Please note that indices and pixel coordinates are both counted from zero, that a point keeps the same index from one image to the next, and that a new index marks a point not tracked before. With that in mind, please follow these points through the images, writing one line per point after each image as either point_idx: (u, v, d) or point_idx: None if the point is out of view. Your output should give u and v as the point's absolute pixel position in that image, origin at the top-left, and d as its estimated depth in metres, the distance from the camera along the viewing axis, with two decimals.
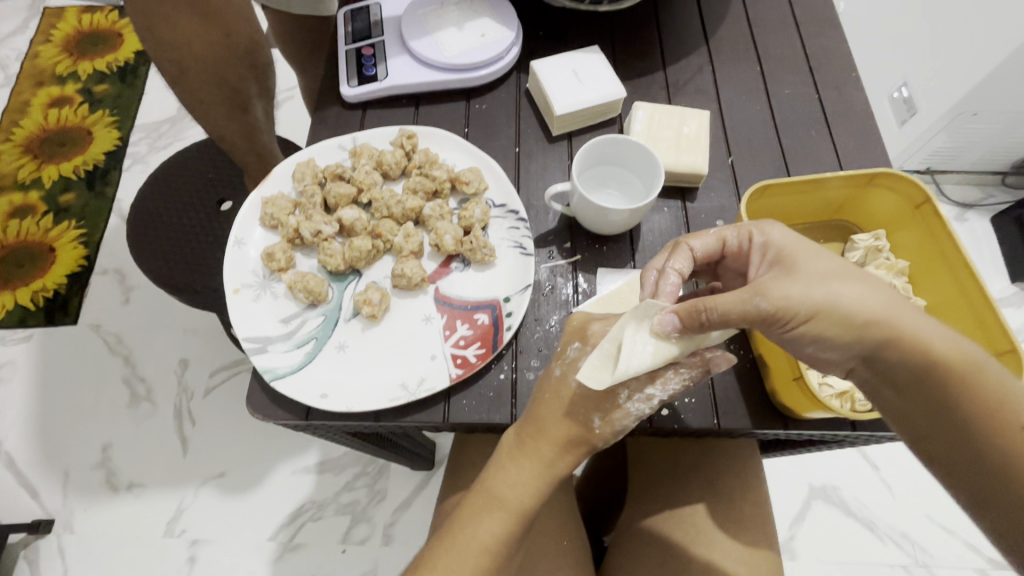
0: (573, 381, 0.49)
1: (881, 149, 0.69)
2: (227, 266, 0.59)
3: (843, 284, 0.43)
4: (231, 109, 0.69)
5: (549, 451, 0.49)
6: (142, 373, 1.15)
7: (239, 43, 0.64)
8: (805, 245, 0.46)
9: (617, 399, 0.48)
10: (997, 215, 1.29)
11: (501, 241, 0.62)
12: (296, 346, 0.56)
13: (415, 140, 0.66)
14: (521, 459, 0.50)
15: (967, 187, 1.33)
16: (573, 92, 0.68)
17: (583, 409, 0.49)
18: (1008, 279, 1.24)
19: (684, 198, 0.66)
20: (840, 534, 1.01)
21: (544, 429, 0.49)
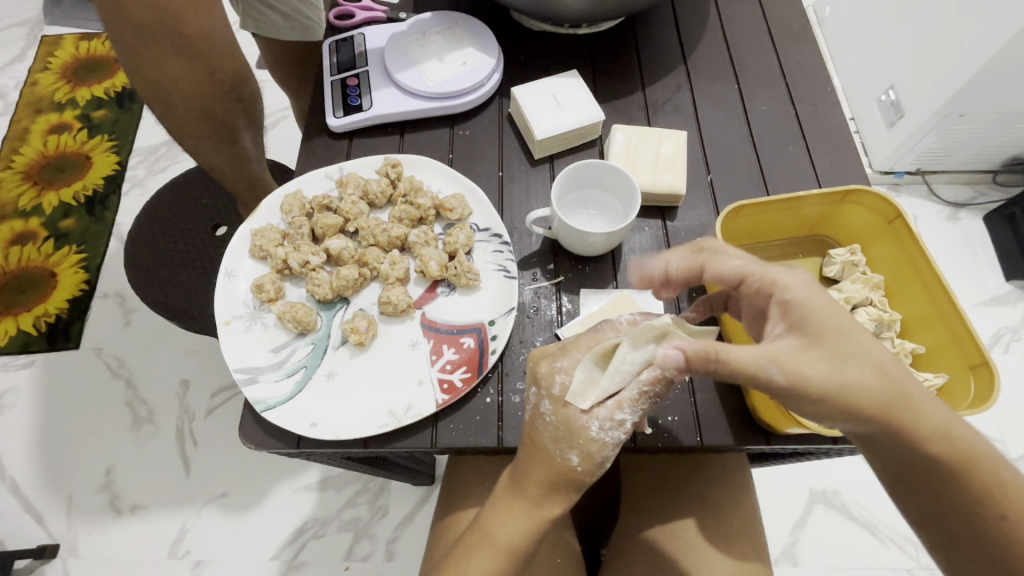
0: (541, 422, 0.49)
1: (857, 162, 0.71)
2: (218, 298, 0.61)
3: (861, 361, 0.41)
4: (221, 140, 0.71)
5: (540, 497, 0.49)
6: (143, 395, 1.16)
7: (224, 79, 0.66)
8: (830, 306, 0.43)
9: (589, 433, 0.47)
10: (989, 214, 1.29)
11: (486, 265, 0.64)
12: (286, 375, 0.57)
13: (400, 168, 0.68)
14: (515, 506, 0.50)
15: (958, 186, 1.34)
16: (552, 117, 0.70)
17: (556, 450, 0.48)
18: (1002, 278, 1.24)
19: (664, 216, 0.68)
20: (842, 539, 1.01)
21: (528, 471, 0.49)
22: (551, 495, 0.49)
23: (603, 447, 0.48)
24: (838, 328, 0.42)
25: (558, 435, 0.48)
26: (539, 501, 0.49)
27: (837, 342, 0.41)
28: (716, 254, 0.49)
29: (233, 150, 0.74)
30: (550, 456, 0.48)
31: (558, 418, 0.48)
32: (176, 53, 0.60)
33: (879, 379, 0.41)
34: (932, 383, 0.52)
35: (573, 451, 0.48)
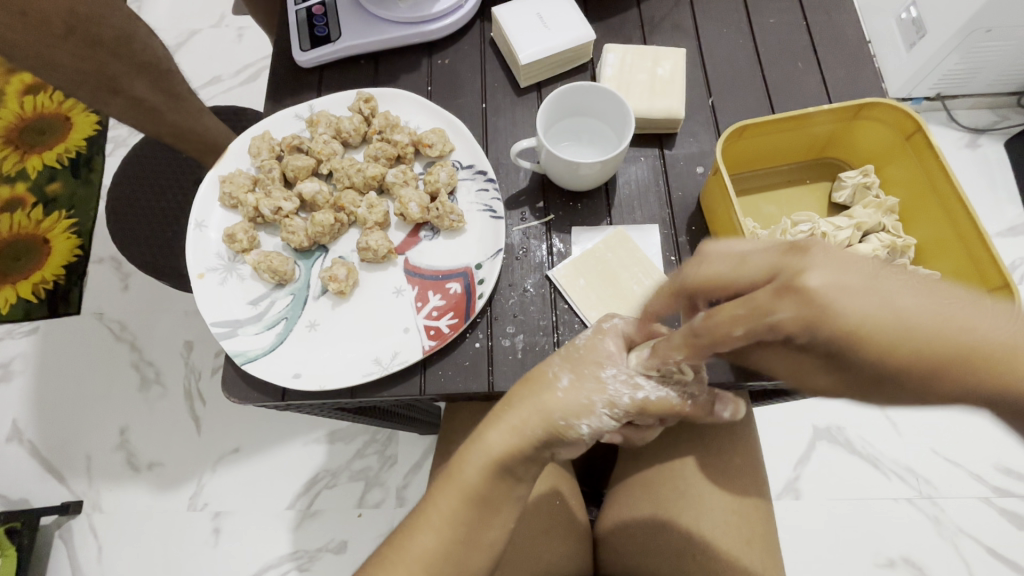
0: (559, 390, 0.44)
1: (872, 77, 0.64)
2: (190, 250, 0.58)
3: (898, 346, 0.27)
4: (100, 90, 0.64)
5: (506, 440, 0.44)
6: (149, 357, 1.16)
7: (48, 19, 0.56)
8: (852, 296, 0.27)
9: (600, 372, 0.44)
10: (1010, 140, 1.22)
11: (470, 205, 0.60)
12: (266, 327, 0.55)
13: (373, 103, 0.63)
14: (482, 447, 0.45)
15: (980, 111, 1.25)
16: (538, 38, 0.63)
17: (560, 370, 0.45)
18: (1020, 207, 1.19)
19: (662, 145, 0.63)
20: (845, 472, 1.02)
21: (509, 407, 0.45)
22: (528, 442, 0.44)
23: (602, 397, 0.43)
24: (856, 294, 0.27)
25: (569, 359, 0.45)
26: (512, 449, 0.44)
27: (871, 346, 0.27)
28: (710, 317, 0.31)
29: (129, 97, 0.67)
30: (545, 379, 0.45)
31: (583, 344, 0.46)
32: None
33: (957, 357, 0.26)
34: None
35: (569, 374, 0.44)
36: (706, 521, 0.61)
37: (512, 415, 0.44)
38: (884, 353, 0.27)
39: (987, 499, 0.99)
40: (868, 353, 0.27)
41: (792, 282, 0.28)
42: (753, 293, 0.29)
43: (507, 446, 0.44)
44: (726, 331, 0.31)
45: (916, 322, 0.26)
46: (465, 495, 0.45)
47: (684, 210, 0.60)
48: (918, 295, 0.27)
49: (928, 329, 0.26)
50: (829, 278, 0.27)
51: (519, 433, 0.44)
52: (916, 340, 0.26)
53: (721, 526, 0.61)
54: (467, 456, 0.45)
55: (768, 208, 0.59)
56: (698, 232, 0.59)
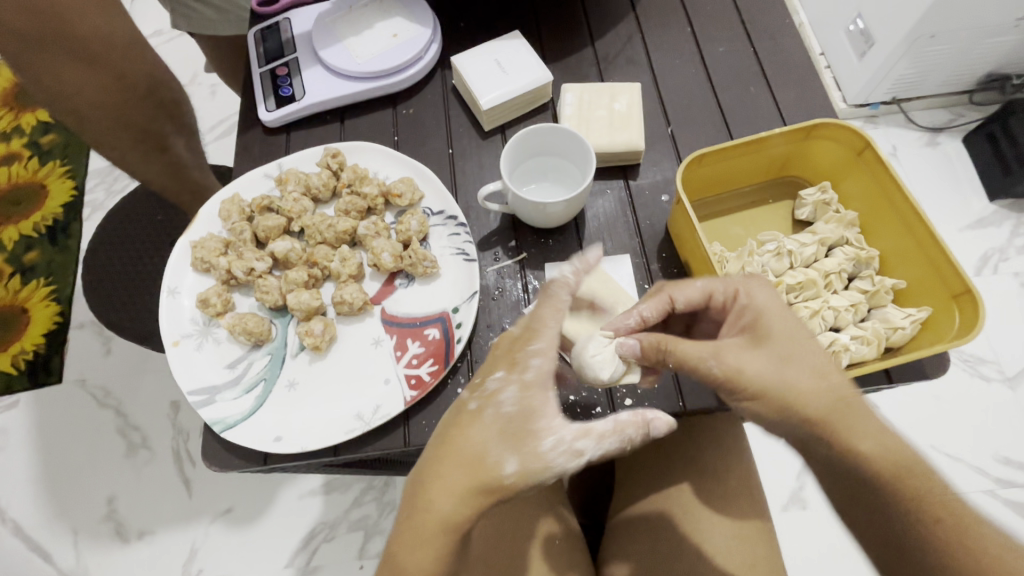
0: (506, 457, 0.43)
1: (821, 97, 0.67)
2: (163, 319, 0.57)
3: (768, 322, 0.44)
4: (148, 149, 0.69)
5: (455, 512, 0.42)
6: (135, 421, 1.13)
7: (136, 82, 0.63)
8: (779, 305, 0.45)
9: (537, 443, 0.44)
10: (969, 135, 1.26)
11: (443, 250, 0.60)
12: (245, 391, 0.54)
13: (341, 158, 0.64)
14: (433, 512, 0.42)
15: (937, 110, 1.29)
16: (497, 84, 0.65)
17: (500, 455, 0.43)
18: (986, 199, 1.23)
19: (627, 175, 0.64)
20: None
21: (445, 495, 0.42)
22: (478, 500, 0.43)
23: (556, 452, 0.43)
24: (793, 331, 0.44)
25: (501, 431, 0.44)
26: (464, 514, 0.43)
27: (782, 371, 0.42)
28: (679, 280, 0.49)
29: (165, 158, 0.72)
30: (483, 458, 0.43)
31: (512, 412, 0.44)
32: (65, 58, 0.57)
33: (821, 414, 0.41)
34: (916, 318, 0.50)
35: (513, 457, 0.43)
36: (707, 549, 0.60)
37: (455, 471, 0.43)
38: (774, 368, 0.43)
39: (992, 492, 0.98)
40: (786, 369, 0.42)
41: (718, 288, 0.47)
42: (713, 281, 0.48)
43: (456, 510, 0.42)
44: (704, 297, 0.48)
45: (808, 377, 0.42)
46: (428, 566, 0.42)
47: (653, 238, 0.61)
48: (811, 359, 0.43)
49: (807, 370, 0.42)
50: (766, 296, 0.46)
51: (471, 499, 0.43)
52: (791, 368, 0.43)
53: (722, 552, 0.60)
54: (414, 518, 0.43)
55: (735, 229, 0.60)
56: (669, 258, 0.60)
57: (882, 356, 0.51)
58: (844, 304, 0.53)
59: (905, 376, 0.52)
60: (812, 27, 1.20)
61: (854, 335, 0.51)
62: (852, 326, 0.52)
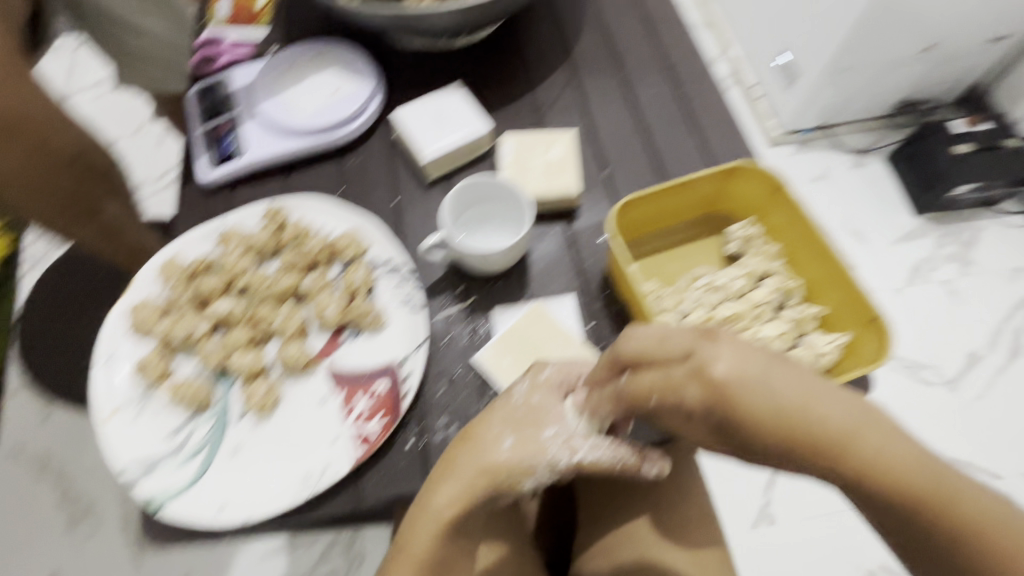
0: (505, 449, 0.47)
1: (744, 137, 0.72)
2: (95, 391, 0.55)
3: (750, 398, 0.36)
4: (78, 214, 0.69)
5: (450, 507, 0.46)
6: (80, 487, 1.06)
7: (59, 148, 0.64)
8: (752, 377, 0.37)
9: (541, 434, 0.48)
10: (894, 155, 1.27)
11: (390, 300, 0.60)
12: (187, 460, 0.52)
13: (283, 214, 0.64)
14: (429, 511, 0.46)
15: (862, 133, 1.32)
16: (438, 137, 0.68)
17: (505, 433, 0.48)
18: (916, 213, 1.25)
19: (568, 218, 0.67)
20: (812, 489, 1.04)
21: (454, 466, 0.47)
22: (472, 501, 0.46)
23: (545, 457, 0.47)
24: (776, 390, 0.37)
25: (512, 416, 0.49)
26: (456, 507, 0.46)
27: (801, 422, 0.36)
28: (630, 350, 0.43)
29: (98, 222, 0.72)
30: (487, 440, 0.48)
31: (523, 404, 0.49)
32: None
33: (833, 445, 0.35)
34: (837, 343, 0.54)
35: (512, 435, 0.48)
36: None
37: (461, 462, 0.47)
38: (775, 433, 0.36)
39: None
40: (806, 420, 0.36)
41: (704, 369, 0.38)
42: (670, 372, 0.39)
43: (454, 508, 0.46)
44: (643, 396, 0.42)
45: (816, 415, 0.36)
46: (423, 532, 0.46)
47: (595, 278, 0.63)
48: (827, 402, 0.36)
49: (797, 421, 0.36)
50: (730, 367, 0.37)
51: (466, 497, 0.46)
52: (787, 422, 0.36)
53: None
54: (416, 521, 0.47)
55: (671, 265, 0.63)
56: (611, 296, 0.62)
57: None
58: (773, 333, 0.56)
59: None
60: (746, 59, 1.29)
61: None
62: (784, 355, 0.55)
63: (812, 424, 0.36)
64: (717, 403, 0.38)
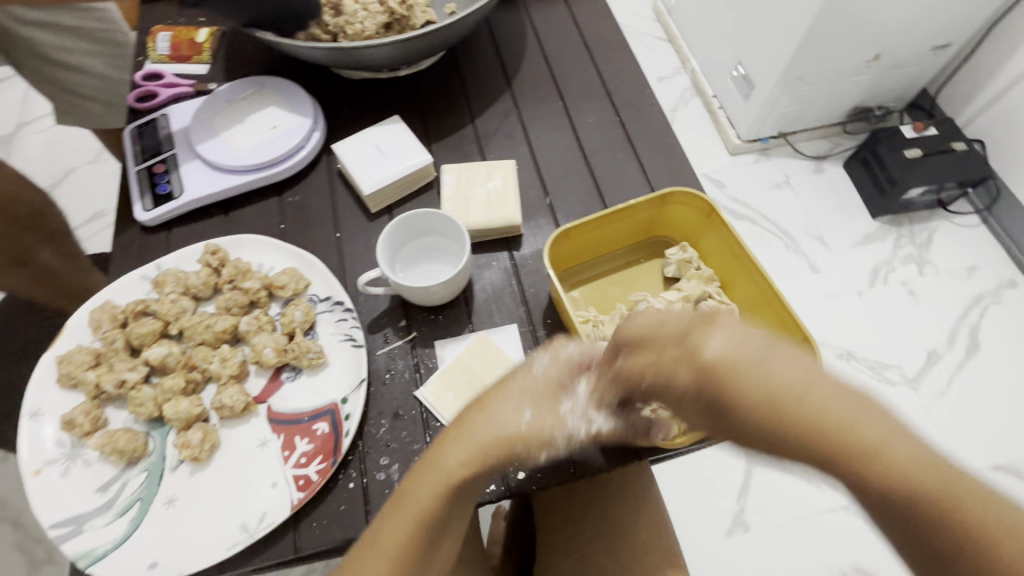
0: (523, 415, 0.41)
1: (682, 159, 0.73)
2: (23, 447, 0.53)
3: (759, 366, 0.32)
4: (13, 262, 0.79)
5: (463, 468, 0.40)
6: (37, 533, 1.01)
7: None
8: (754, 349, 0.32)
9: (561, 405, 0.42)
10: (849, 161, 1.32)
11: (331, 337, 0.60)
12: (118, 515, 0.51)
13: (221, 254, 0.63)
14: (437, 469, 0.40)
15: (819, 140, 1.36)
16: (378, 170, 0.68)
17: (520, 405, 0.41)
18: (871, 216, 1.29)
19: (510, 247, 0.67)
20: (782, 494, 1.05)
21: (467, 430, 0.41)
22: (484, 467, 0.40)
23: (563, 429, 0.41)
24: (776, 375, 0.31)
25: (531, 390, 0.42)
26: (465, 472, 0.40)
27: (806, 410, 0.31)
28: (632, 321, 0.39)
29: (30, 268, 0.81)
30: (505, 407, 0.41)
31: (543, 378, 0.42)
32: None
33: (847, 439, 0.30)
34: None
35: (531, 406, 0.41)
36: None
37: (475, 423, 0.41)
38: (775, 415, 0.31)
39: None
40: (813, 404, 0.31)
41: (695, 350, 0.34)
42: (666, 346, 0.36)
43: (462, 468, 0.40)
44: (634, 375, 0.37)
45: (830, 397, 0.31)
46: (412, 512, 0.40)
47: (538, 306, 0.64)
48: (830, 379, 0.31)
49: (803, 403, 0.31)
50: (722, 349, 0.33)
51: (477, 459, 0.40)
52: (789, 407, 0.31)
53: None
54: (421, 479, 0.40)
55: (612, 290, 0.64)
56: (554, 323, 0.62)
57: None
58: None
59: None
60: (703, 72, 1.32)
61: None
62: None
63: (830, 408, 0.30)
64: (710, 386, 0.33)
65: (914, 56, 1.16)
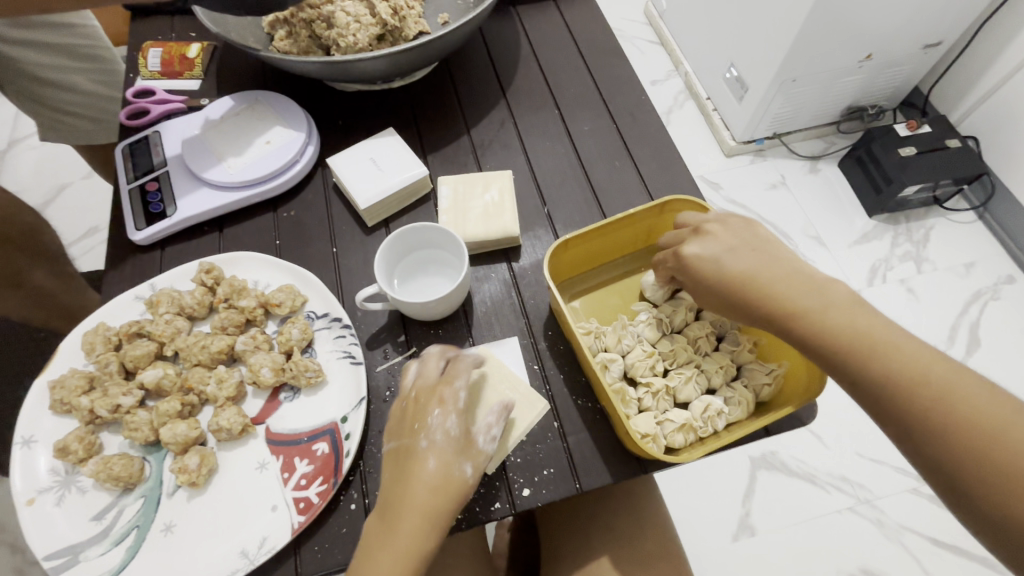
0: (461, 474, 0.48)
1: (680, 165, 0.73)
2: (15, 475, 0.52)
3: (712, 263, 0.51)
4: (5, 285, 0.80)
5: (421, 538, 0.46)
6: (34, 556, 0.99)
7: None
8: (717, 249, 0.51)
9: (476, 447, 0.50)
10: (844, 160, 1.32)
11: (329, 355, 0.59)
12: (115, 543, 0.50)
13: (216, 272, 0.62)
14: (394, 546, 0.45)
15: (813, 140, 1.36)
16: (374, 184, 0.67)
17: (453, 462, 0.48)
18: (866, 216, 1.29)
19: (509, 258, 0.66)
20: (789, 497, 1.04)
21: (404, 507, 0.46)
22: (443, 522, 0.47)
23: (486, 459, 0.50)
24: (771, 280, 0.48)
25: (447, 449, 0.48)
26: (425, 538, 0.46)
27: (747, 286, 0.49)
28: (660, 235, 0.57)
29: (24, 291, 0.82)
30: (448, 478, 0.47)
31: (444, 437, 0.49)
32: None
33: (779, 305, 0.47)
34: (776, 372, 0.54)
35: (459, 465, 0.48)
36: None
37: (407, 501, 0.46)
38: (726, 288, 0.50)
39: (914, 490, 1.04)
40: (747, 284, 0.49)
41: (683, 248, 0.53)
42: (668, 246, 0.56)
43: (422, 536, 0.46)
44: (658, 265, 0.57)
45: (763, 279, 0.48)
46: (407, 562, 0.45)
47: (539, 318, 0.63)
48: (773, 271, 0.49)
49: (747, 282, 0.49)
50: (700, 250, 0.52)
51: (434, 520, 0.46)
52: (737, 283, 0.49)
53: None
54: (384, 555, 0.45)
55: (612, 300, 0.63)
56: (555, 335, 0.61)
57: (753, 414, 0.54)
58: (713, 368, 0.56)
59: (782, 427, 0.55)
60: (697, 75, 1.36)
61: (727, 398, 0.54)
62: (724, 388, 0.55)
63: (769, 284, 0.48)
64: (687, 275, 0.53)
65: (905, 55, 1.17)
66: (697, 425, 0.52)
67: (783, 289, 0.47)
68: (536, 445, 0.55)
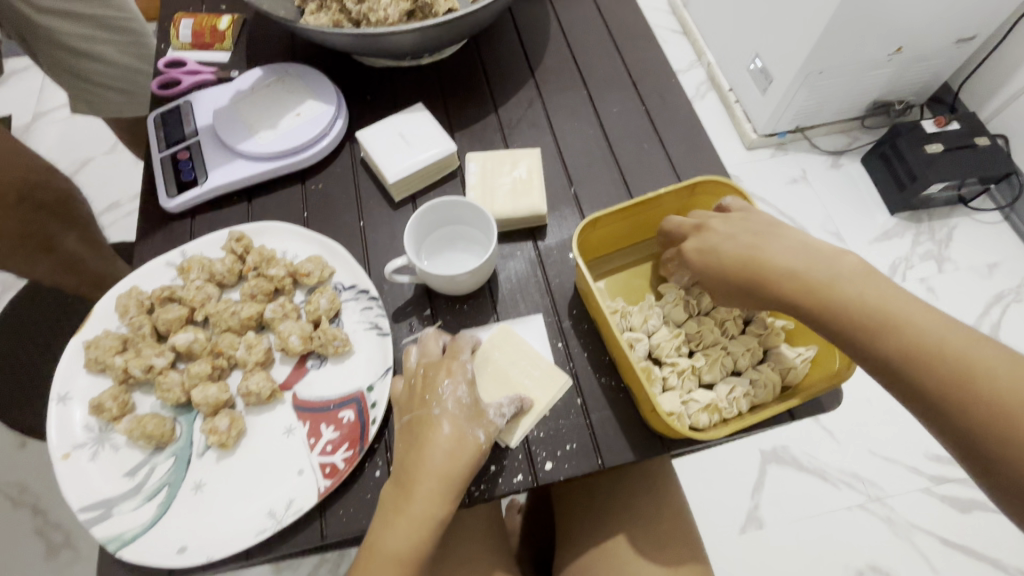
0: (473, 438, 0.49)
1: (708, 150, 0.72)
2: (51, 431, 0.53)
3: (713, 251, 0.52)
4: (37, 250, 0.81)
5: (435, 501, 0.46)
6: (56, 518, 1.01)
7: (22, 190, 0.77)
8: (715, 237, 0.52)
9: (487, 418, 0.51)
10: (867, 155, 1.30)
11: (355, 325, 0.60)
12: (147, 499, 0.51)
13: (245, 241, 0.63)
14: (409, 510, 0.46)
15: (836, 134, 1.34)
16: (403, 159, 0.67)
17: (465, 427, 0.49)
18: (889, 212, 1.27)
19: (536, 237, 0.66)
20: (800, 490, 1.04)
21: (418, 473, 0.47)
22: (456, 488, 0.48)
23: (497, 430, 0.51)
24: (777, 259, 0.48)
25: (460, 415, 0.49)
26: (438, 502, 0.47)
27: (753, 268, 0.49)
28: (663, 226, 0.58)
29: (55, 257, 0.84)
30: (462, 442, 0.48)
31: (456, 403, 0.49)
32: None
33: (789, 285, 0.47)
34: (805, 356, 0.54)
35: (472, 431, 0.49)
36: None
37: (420, 465, 0.47)
38: (734, 272, 0.50)
39: (927, 489, 1.03)
40: (753, 268, 0.49)
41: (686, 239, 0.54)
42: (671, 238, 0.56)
43: (436, 499, 0.46)
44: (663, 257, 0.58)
45: (770, 262, 0.49)
46: (420, 529, 0.46)
47: (564, 296, 0.63)
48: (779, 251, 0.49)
49: (752, 265, 0.49)
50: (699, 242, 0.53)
51: (449, 483, 0.47)
52: (743, 266, 0.50)
53: None
54: (402, 516, 0.46)
55: (638, 281, 0.63)
56: (580, 314, 0.62)
57: (779, 397, 0.54)
58: (740, 349, 0.56)
59: (806, 411, 0.55)
60: (719, 66, 1.35)
61: (753, 379, 0.54)
62: (750, 370, 0.55)
63: (779, 267, 0.48)
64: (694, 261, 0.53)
65: (937, 49, 1.14)
66: (723, 405, 0.52)
67: (793, 264, 0.47)
68: (559, 420, 0.56)
